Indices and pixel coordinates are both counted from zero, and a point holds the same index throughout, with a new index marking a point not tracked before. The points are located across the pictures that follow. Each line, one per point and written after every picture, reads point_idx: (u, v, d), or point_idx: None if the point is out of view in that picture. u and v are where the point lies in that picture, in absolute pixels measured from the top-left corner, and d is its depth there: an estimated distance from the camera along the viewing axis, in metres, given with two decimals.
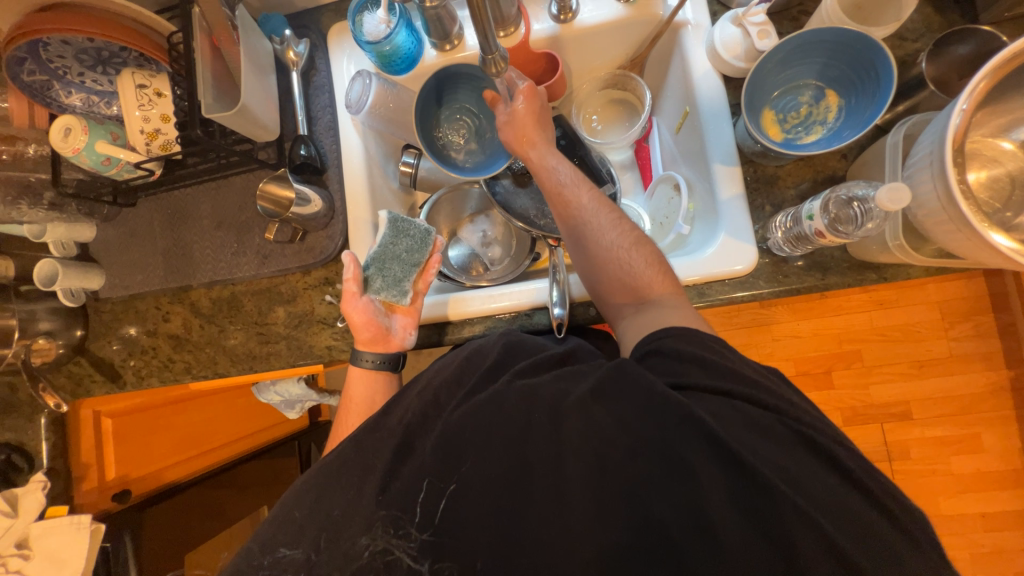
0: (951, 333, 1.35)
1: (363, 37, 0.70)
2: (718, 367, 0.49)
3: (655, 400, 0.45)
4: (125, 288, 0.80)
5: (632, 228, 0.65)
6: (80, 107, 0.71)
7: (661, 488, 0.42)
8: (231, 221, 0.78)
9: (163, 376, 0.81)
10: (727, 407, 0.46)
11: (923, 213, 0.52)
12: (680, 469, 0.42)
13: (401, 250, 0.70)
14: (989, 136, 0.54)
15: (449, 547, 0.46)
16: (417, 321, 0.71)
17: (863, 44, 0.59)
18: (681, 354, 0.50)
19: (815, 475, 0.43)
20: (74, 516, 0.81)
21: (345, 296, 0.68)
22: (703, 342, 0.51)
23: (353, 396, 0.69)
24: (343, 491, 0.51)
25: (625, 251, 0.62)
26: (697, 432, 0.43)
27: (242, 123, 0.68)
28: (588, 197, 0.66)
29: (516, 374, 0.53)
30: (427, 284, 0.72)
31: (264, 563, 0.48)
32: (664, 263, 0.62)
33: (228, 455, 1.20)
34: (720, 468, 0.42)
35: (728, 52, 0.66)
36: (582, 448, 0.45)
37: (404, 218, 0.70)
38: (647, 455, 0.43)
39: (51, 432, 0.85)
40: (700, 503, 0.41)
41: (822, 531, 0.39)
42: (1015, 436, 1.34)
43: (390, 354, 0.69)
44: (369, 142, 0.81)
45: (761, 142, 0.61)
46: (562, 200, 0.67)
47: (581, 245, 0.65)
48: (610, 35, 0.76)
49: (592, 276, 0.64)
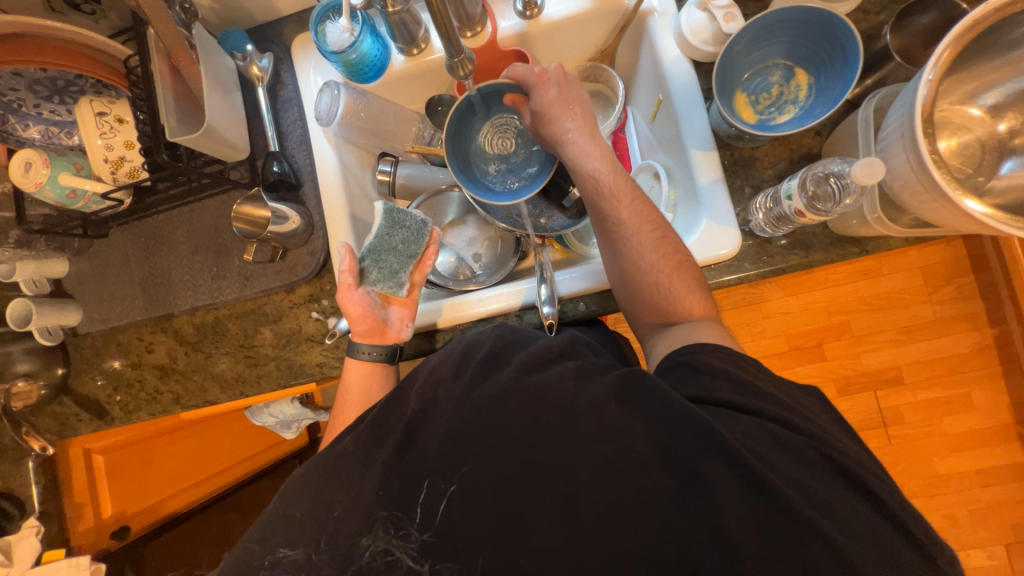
0: (935, 297, 1.37)
1: (327, 47, 0.69)
2: (749, 386, 0.50)
3: (672, 412, 0.46)
4: (103, 321, 0.78)
5: (674, 247, 0.63)
6: (39, 139, 0.69)
7: (680, 501, 0.43)
8: (207, 245, 0.76)
9: (151, 408, 0.79)
10: (755, 426, 0.46)
11: (898, 184, 0.52)
12: (696, 481, 0.43)
13: (397, 242, 0.69)
14: (957, 104, 0.55)
15: (448, 547, 0.45)
16: (413, 313, 0.70)
17: (829, 21, 0.59)
18: (712, 368, 0.52)
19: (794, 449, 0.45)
20: (73, 558, 0.79)
21: (341, 287, 0.67)
22: (734, 360, 0.53)
23: (349, 388, 0.67)
24: (343, 485, 0.49)
25: (663, 274, 0.61)
26: (714, 447, 0.43)
27: (211, 145, 0.66)
28: (629, 208, 0.64)
29: (521, 369, 0.52)
30: (424, 275, 0.71)
31: (265, 563, 0.48)
32: (701, 283, 0.62)
33: (229, 480, 1.19)
34: (742, 485, 0.42)
35: (696, 37, 0.66)
36: (601, 462, 0.45)
37: (399, 209, 0.69)
38: (664, 470, 0.44)
39: (42, 475, 0.82)
40: (716, 518, 0.42)
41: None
42: (1004, 393, 1.37)
43: (387, 346, 0.68)
44: (343, 152, 0.80)
45: (735, 127, 0.62)
46: (605, 208, 0.65)
47: (616, 260, 0.65)
48: (577, 29, 0.76)
49: (623, 288, 0.65)
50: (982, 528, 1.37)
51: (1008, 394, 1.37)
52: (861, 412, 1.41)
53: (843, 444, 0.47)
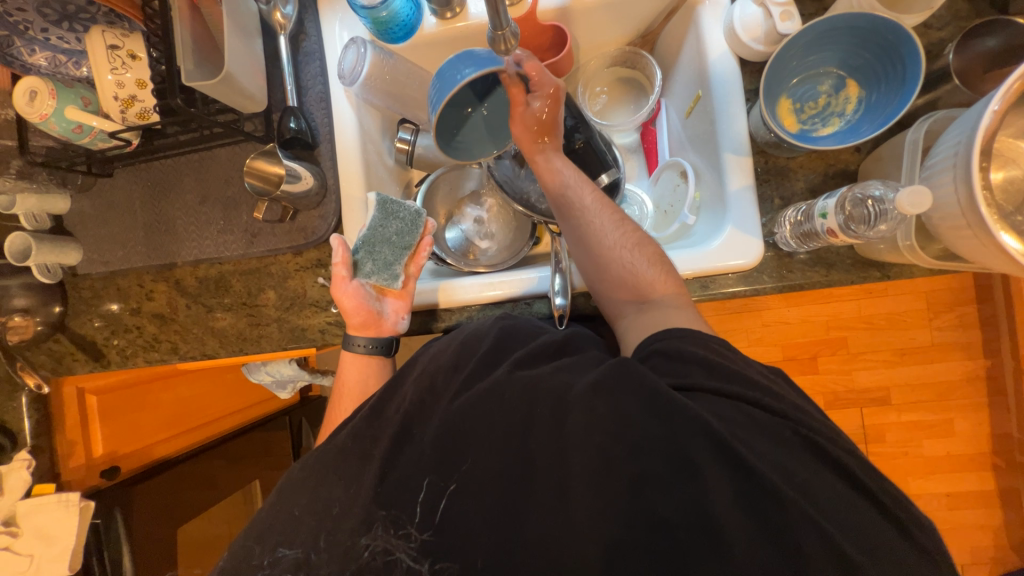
0: (935, 323, 1.38)
1: (357, 0, 0.65)
2: (721, 368, 0.49)
3: (659, 399, 0.44)
4: (104, 264, 0.76)
5: (634, 229, 0.65)
6: (46, 66, 0.65)
7: (665, 483, 0.42)
8: (216, 196, 0.74)
9: (149, 356, 0.78)
10: (733, 408, 0.46)
11: (938, 217, 0.51)
12: (685, 467, 0.42)
13: (391, 233, 0.67)
14: (1012, 137, 0.53)
15: (448, 548, 0.45)
16: (410, 305, 0.69)
17: (893, 34, 0.56)
18: (685, 354, 0.50)
19: (822, 478, 0.43)
20: (63, 493, 0.81)
21: (335, 280, 0.66)
22: (704, 342, 0.52)
23: (346, 379, 0.67)
24: (343, 482, 0.50)
25: (627, 254, 0.62)
26: (700, 431, 0.43)
27: (226, 93, 0.63)
28: (582, 196, 0.65)
29: (515, 364, 0.52)
30: (419, 267, 0.70)
31: (264, 564, 0.47)
32: (666, 262, 0.62)
33: (218, 431, 1.19)
34: (727, 471, 0.42)
35: (747, 34, 0.62)
36: (586, 443, 0.45)
37: (393, 200, 0.67)
38: (653, 454, 0.43)
39: (34, 409, 0.82)
40: (706, 505, 0.41)
41: (827, 533, 0.39)
42: (986, 423, 1.40)
43: (382, 339, 0.67)
44: (363, 115, 0.76)
45: (776, 133, 0.59)
46: (556, 199, 0.67)
47: (579, 245, 0.64)
48: (622, 9, 0.72)
49: (595, 274, 0.63)
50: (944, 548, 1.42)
51: (990, 425, 1.40)
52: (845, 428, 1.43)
53: None
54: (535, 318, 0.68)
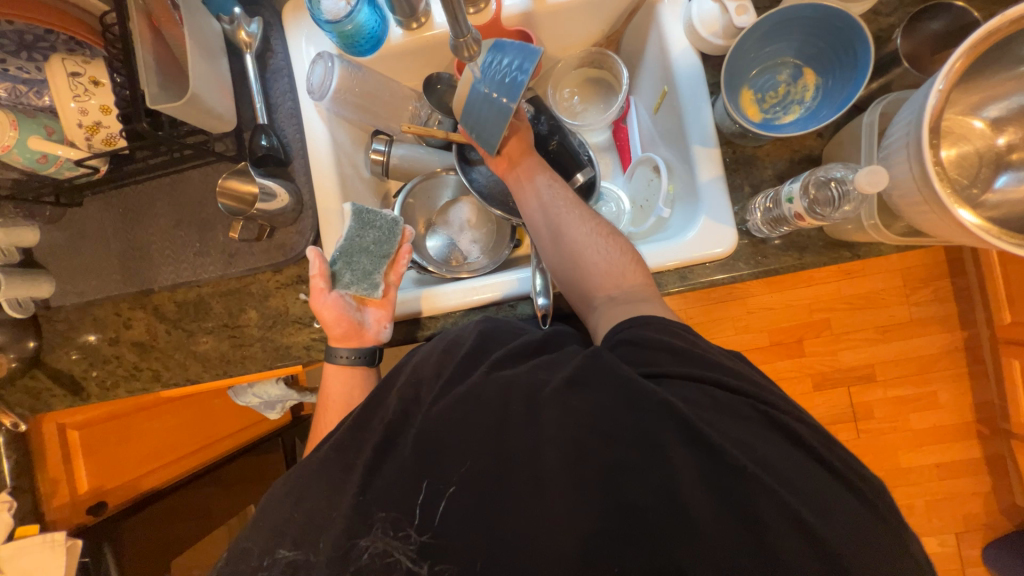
0: (912, 299, 1.41)
1: (321, 16, 0.66)
2: (684, 352, 0.50)
3: (629, 387, 0.46)
4: (78, 295, 0.75)
5: (602, 222, 0.67)
6: (6, 98, 0.61)
7: (638, 471, 0.43)
8: (191, 218, 0.73)
9: (130, 385, 0.77)
10: (698, 390, 0.48)
11: (898, 194, 0.52)
12: (654, 452, 0.43)
13: (369, 242, 0.68)
14: (962, 114, 0.55)
15: (449, 548, 0.44)
16: (391, 314, 0.69)
17: (843, 22, 0.59)
18: (647, 340, 0.52)
19: (782, 451, 0.45)
20: (47, 533, 0.78)
21: (313, 293, 0.66)
22: (666, 327, 0.54)
23: (330, 391, 0.67)
24: (330, 495, 0.49)
25: (597, 243, 0.64)
26: (668, 415, 0.44)
27: (194, 114, 0.62)
28: (549, 194, 0.68)
29: (493, 365, 0.52)
30: (399, 276, 0.70)
31: (260, 569, 0.47)
32: (636, 252, 0.64)
33: (208, 458, 1.17)
34: (692, 451, 0.43)
35: (706, 29, 0.64)
36: (559, 438, 0.45)
37: (368, 209, 0.68)
38: (624, 440, 0.44)
39: (13, 450, 0.79)
40: (671, 487, 0.42)
41: (787, 504, 0.41)
42: (968, 393, 1.44)
43: (365, 348, 0.67)
44: (335, 129, 0.76)
45: (740, 122, 0.61)
46: (530, 193, 0.69)
47: (552, 239, 0.66)
48: (584, 11, 0.73)
49: (566, 267, 0.65)
50: (936, 518, 1.45)
51: (971, 394, 1.44)
52: (833, 407, 1.46)
53: (835, 445, 0.48)
54: (518, 320, 0.68)
